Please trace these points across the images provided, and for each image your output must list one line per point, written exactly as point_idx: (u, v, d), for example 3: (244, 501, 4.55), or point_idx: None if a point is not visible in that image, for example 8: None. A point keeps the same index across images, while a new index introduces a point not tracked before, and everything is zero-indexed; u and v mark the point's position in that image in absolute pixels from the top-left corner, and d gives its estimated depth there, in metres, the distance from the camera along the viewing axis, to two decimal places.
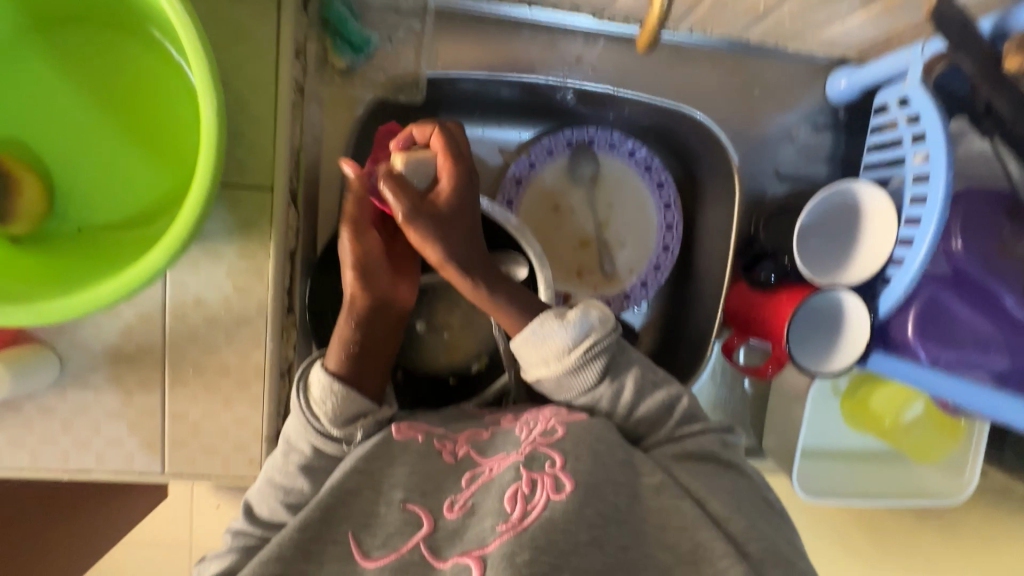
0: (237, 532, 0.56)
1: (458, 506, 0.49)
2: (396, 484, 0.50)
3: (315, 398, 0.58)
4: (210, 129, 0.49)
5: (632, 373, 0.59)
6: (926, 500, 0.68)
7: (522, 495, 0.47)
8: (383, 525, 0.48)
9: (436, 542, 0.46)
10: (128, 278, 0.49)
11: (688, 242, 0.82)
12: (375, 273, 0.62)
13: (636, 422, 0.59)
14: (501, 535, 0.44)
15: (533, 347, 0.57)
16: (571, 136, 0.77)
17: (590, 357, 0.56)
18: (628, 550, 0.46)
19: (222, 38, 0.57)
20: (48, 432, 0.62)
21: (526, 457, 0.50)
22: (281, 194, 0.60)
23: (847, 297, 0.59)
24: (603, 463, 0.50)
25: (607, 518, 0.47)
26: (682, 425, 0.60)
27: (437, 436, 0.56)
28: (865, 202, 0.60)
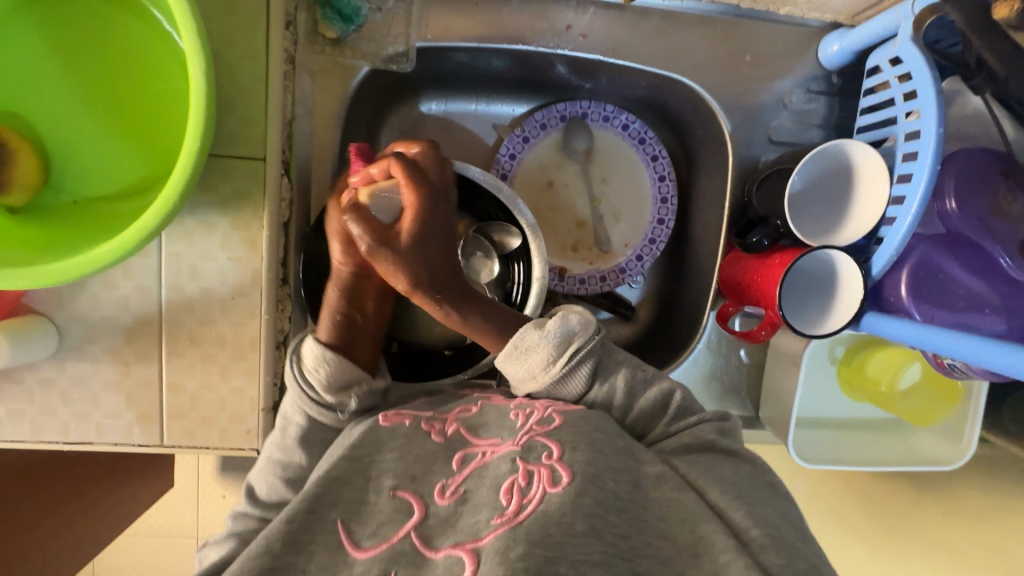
0: (238, 514, 0.60)
1: (449, 493, 0.48)
2: (386, 472, 0.50)
3: (308, 367, 0.61)
4: (200, 93, 0.49)
5: (619, 373, 0.59)
6: (923, 466, 0.68)
7: (518, 487, 0.46)
8: (375, 514, 0.47)
9: (427, 531, 0.45)
10: (120, 240, 0.49)
11: (683, 215, 0.82)
12: (362, 244, 0.65)
13: (635, 418, 0.58)
14: (496, 529, 0.43)
15: (518, 364, 0.58)
16: (564, 110, 0.77)
17: (573, 364, 0.57)
18: (629, 539, 0.43)
19: (213, 9, 0.58)
20: (48, 404, 0.63)
21: (522, 448, 0.49)
22: (274, 164, 0.61)
23: (840, 260, 0.58)
24: (602, 454, 0.49)
25: (606, 506, 0.44)
26: (678, 421, 0.58)
27: (425, 418, 0.57)
28: (857, 163, 0.60)
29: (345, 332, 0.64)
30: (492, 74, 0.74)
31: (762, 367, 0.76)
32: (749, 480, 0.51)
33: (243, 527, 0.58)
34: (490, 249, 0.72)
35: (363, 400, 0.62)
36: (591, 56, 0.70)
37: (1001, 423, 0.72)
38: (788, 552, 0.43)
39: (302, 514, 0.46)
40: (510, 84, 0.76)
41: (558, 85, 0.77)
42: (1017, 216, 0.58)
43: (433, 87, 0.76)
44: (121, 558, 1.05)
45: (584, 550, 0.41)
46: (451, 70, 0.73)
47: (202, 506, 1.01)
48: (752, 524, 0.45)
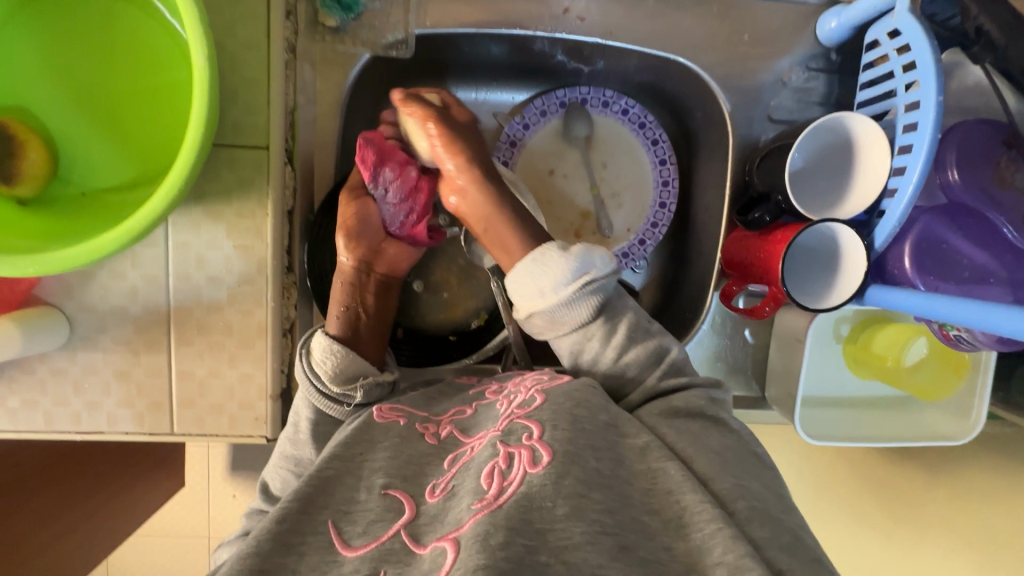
0: (253, 510, 0.61)
1: (439, 490, 0.48)
2: (376, 471, 0.51)
3: (316, 360, 0.62)
4: (202, 78, 0.50)
5: (624, 317, 0.60)
6: (933, 442, 0.68)
7: (499, 470, 0.45)
8: (364, 512, 0.47)
9: (417, 529, 0.45)
10: (127, 225, 0.50)
11: (685, 198, 0.82)
12: (366, 230, 0.67)
13: (623, 371, 0.60)
14: (475, 513, 0.42)
15: (530, 279, 0.59)
16: (563, 96, 0.78)
17: (588, 292, 0.58)
18: (616, 514, 0.43)
19: (215, 1, 0.59)
20: (61, 394, 0.64)
21: (504, 432, 0.50)
22: (277, 152, 0.62)
23: (842, 234, 0.57)
24: (583, 431, 0.49)
25: (588, 484, 0.44)
26: (668, 377, 0.59)
27: (419, 420, 0.58)
28: (858, 136, 0.60)
29: (353, 326, 0.65)
30: (491, 62, 0.75)
31: (767, 347, 0.76)
32: (737, 452, 0.51)
33: (255, 523, 0.59)
34: None
35: (369, 393, 0.62)
36: (588, 39, 0.71)
37: (1011, 396, 0.71)
38: (773, 526, 0.44)
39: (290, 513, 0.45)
40: (509, 71, 0.77)
41: (557, 71, 0.78)
42: (1020, 186, 0.59)
43: (433, 76, 0.76)
44: (133, 557, 1.05)
45: (563, 534, 0.41)
46: (451, 58, 0.74)
47: (213, 503, 1.02)
48: (737, 496, 0.45)
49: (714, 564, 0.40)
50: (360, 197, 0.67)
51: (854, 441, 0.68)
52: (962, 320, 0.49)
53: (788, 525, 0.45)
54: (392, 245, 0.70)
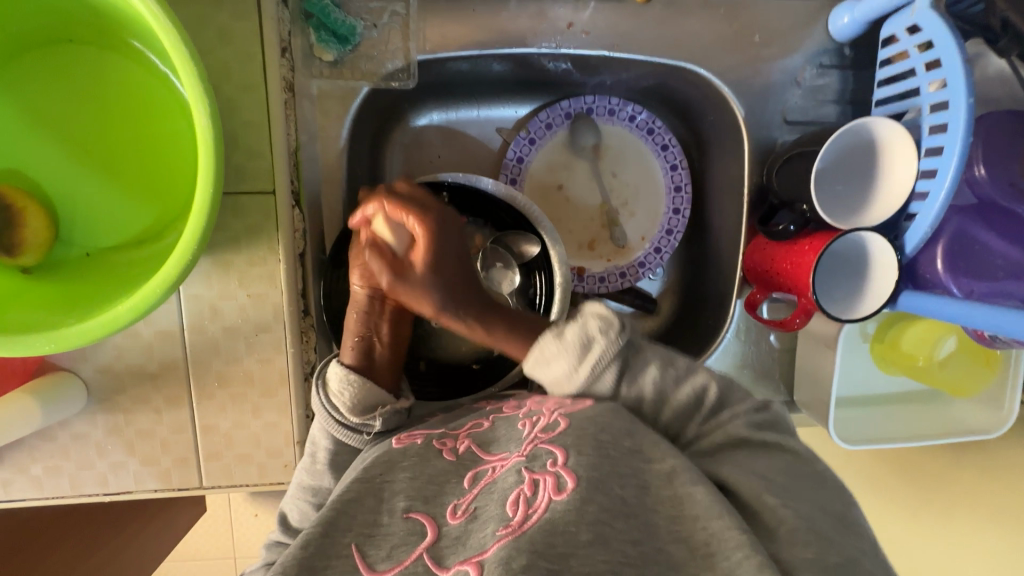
0: (273, 543, 0.59)
1: (461, 512, 0.47)
2: (398, 493, 0.50)
3: (333, 389, 0.60)
4: (209, 138, 0.46)
5: (648, 371, 0.56)
6: (962, 436, 0.68)
7: (524, 498, 0.45)
8: (388, 537, 0.46)
9: (440, 552, 0.44)
10: (144, 291, 0.48)
11: (699, 203, 0.80)
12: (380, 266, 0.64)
13: (665, 422, 0.56)
14: (500, 539, 0.42)
15: (544, 372, 0.57)
16: (568, 107, 0.76)
17: (602, 365, 0.55)
18: (639, 545, 0.42)
19: (208, 44, 0.56)
20: (85, 457, 0.63)
21: (527, 457, 0.49)
22: (284, 197, 0.60)
23: (871, 238, 0.57)
24: (608, 458, 0.47)
25: (613, 513, 0.43)
26: (713, 418, 0.56)
27: (436, 437, 0.57)
28: (882, 138, 0.58)
29: (367, 357, 0.63)
30: (494, 79, 0.73)
31: (793, 350, 0.75)
32: (789, 473, 0.49)
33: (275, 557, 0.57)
34: (510, 259, 0.70)
35: (388, 420, 0.61)
36: (594, 52, 0.68)
37: None
38: (820, 544, 0.42)
39: (315, 540, 0.46)
40: (511, 86, 0.75)
41: (561, 82, 0.76)
42: None
43: (433, 97, 0.74)
44: None
45: (586, 562, 0.40)
46: (452, 79, 0.71)
47: (238, 528, 1.02)
48: (788, 512, 0.44)
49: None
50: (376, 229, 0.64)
51: (893, 443, 0.67)
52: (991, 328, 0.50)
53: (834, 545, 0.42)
54: None
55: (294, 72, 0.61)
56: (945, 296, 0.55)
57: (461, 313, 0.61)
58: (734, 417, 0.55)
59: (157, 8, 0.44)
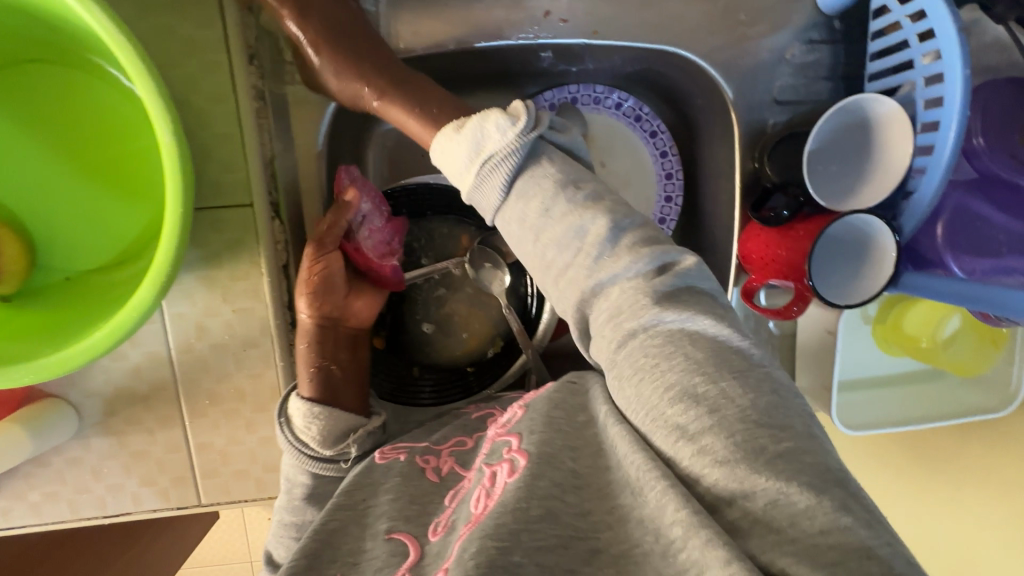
0: None
1: (440, 528, 0.48)
2: (380, 516, 0.52)
3: (298, 426, 0.58)
4: (173, 152, 0.44)
5: (543, 183, 0.50)
6: (969, 417, 0.66)
7: (485, 492, 0.46)
8: (372, 560, 0.48)
9: (422, 569, 0.45)
10: (122, 316, 0.46)
11: (691, 188, 0.78)
12: (330, 288, 0.61)
13: (548, 249, 0.49)
14: (463, 534, 0.43)
15: (442, 161, 0.52)
16: (552, 98, 0.74)
17: (493, 164, 0.50)
18: (590, 515, 0.41)
19: (172, 56, 0.54)
20: (81, 482, 0.63)
21: (490, 453, 0.50)
22: (262, 208, 0.58)
23: (873, 224, 0.55)
24: (559, 431, 0.47)
25: (564, 487, 0.43)
26: (609, 270, 0.48)
27: (419, 453, 0.58)
28: (876, 115, 0.56)
29: (329, 386, 0.60)
30: (473, 72, 0.71)
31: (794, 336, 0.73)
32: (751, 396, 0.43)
33: None
34: (498, 259, 0.67)
35: (363, 444, 0.61)
36: (574, 40, 0.66)
37: None
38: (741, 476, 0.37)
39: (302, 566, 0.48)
40: (491, 79, 0.72)
41: (542, 72, 0.73)
42: None
43: None
44: None
45: (539, 536, 0.40)
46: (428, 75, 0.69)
47: (251, 531, 1.03)
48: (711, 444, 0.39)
49: (671, 524, 0.36)
50: (326, 251, 0.61)
51: (890, 427, 0.67)
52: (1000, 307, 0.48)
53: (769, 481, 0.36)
54: (359, 295, 0.64)
55: (263, 79, 0.59)
56: (946, 276, 0.53)
57: (352, 72, 0.56)
58: (624, 274, 0.48)
59: (102, 13, 0.42)
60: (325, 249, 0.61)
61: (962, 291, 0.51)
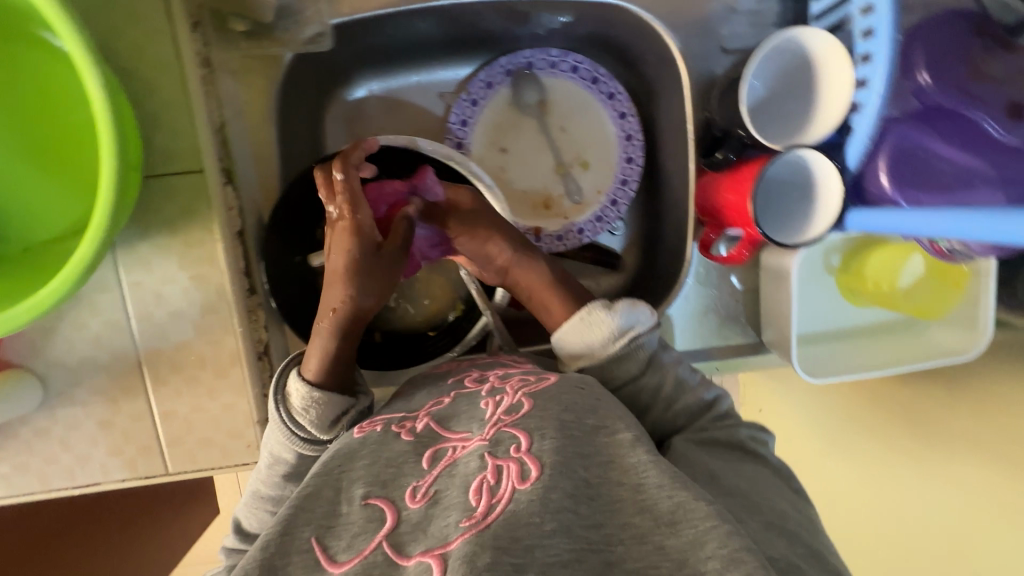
0: (230, 549, 0.59)
1: (421, 495, 0.46)
2: (357, 481, 0.49)
3: (295, 408, 0.58)
4: (104, 107, 0.44)
5: (669, 364, 0.62)
6: (934, 360, 0.64)
7: (488, 486, 0.44)
8: (347, 526, 0.45)
9: (400, 540, 0.43)
10: (64, 273, 0.47)
11: (651, 148, 0.79)
12: (370, 278, 0.60)
13: (674, 415, 0.59)
14: (464, 532, 0.41)
15: (579, 333, 0.60)
16: (507, 64, 0.75)
17: (633, 345, 0.59)
18: (602, 527, 0.43)
19: (115, 25, 0.55)
20: (49, 452, 0.64)
21: (491, 442, 0.48)
22: (213, 175, 0.59)
23: (820, 171, 0.55)
24: (573, 439, 0.48)
25: (577, 498, 0.44)
26: (718, 420, 0.59)
27: (395, 422, 0.56)
28: (812, 51, 0.57)
29: (330, 372, 0.60)
30: (426, 40, 0.72)
31: (756, 290, 0.73)
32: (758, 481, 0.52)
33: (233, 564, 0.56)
34: None
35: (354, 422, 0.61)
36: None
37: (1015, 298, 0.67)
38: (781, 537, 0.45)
39: (274, 540, 0.44)
40: (445, 46, 0.74)
41: (496, 37, 0.74)
42: (998, 77, 0.53)
43: (369, 65, 0.73)
44: None
45: (551, 551, 0.40)
46: (380, 43, 0.70)
47: None
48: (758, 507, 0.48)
49: (705, 559, 0.40)
50: (366, 240, 0.60)
51: (853, 374, 0.65)
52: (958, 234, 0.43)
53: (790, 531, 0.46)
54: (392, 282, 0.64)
55: (209, 47, 0.61)
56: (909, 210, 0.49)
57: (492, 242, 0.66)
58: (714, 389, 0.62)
59: None
60: (359, 237, 0.60)
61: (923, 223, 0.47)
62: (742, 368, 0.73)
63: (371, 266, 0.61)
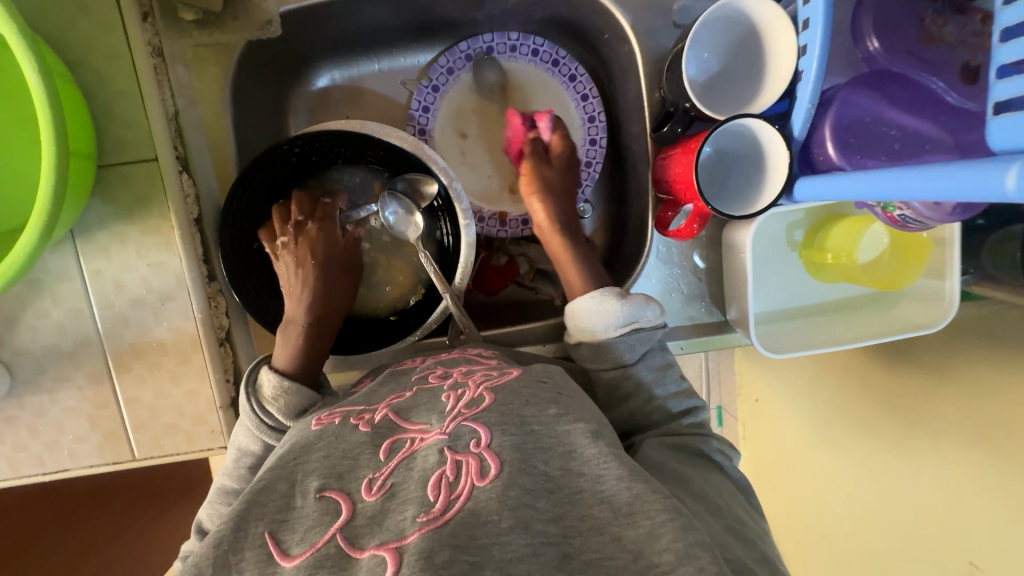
0: (187, 551, 0.55)
1: (377, 488, 0.44)
2: (312, 473, 0.47)
3: (266, 396, 0.59)
4: (40, 91, 0.45)
5: (662, 360, 0.61)
6: (898, 334, 0.63)
7: (446, 481, 0.42)
8: (301, 519, 0.43)
9: (355, 533, 0.40)
10: (9, 259, 0.48)
11: (614, 130, 0.78)
12: (327, 283, 0.67)
13: (653, 408, 0.60)
14: (421, 527, 0.39)
15: (591, 314, 0.60)
16: (467, 49, 0.74)
17: (633, 338, 0.59)
18: (562, 521, 0.41)
19: (66, 17, 0.56)
20: (18, 439, 0.65)
21: (450, 436, 0.46)
22: (167, 162, 0.60)
23: (772, 145, 0.55)
24: (531, 434, 0.47)
25: (535, 493, 0.42)
26: (692, 425, 0.59)
27: (355, 414, 0.54)
28: (758, 19, 0.57)
29: (302, 362, 0.62)
30: (382, 28, 0.72)
31: (721, 269, 0.72)
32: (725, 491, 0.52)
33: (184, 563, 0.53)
34: (413, 204, 0.71)
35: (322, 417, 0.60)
36: None
37: (984, 271, 0.66)
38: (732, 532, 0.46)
39: (225, 537, 0.42)
40: (402, 32, 0.74)
41: (453, 22, 0.74)
42: (951, 41, 0.51)
43: (328, 55, 0.74)
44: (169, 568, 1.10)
45: (509, 548, 0.38)
46: (336, 30, 0.71)
47: None
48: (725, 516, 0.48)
49: (660, 552, 0.39)
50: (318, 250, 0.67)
51: (814, 348, 0.64)
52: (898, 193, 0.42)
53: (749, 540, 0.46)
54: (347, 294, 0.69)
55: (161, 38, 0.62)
56: (856, 173, 0.48)
57: (547, 194, 0.70)
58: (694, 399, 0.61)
59: None
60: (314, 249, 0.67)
61: (864, 183, 0.46)
62: (708, 347, 0.73)
63: (330, 264, 0.68)
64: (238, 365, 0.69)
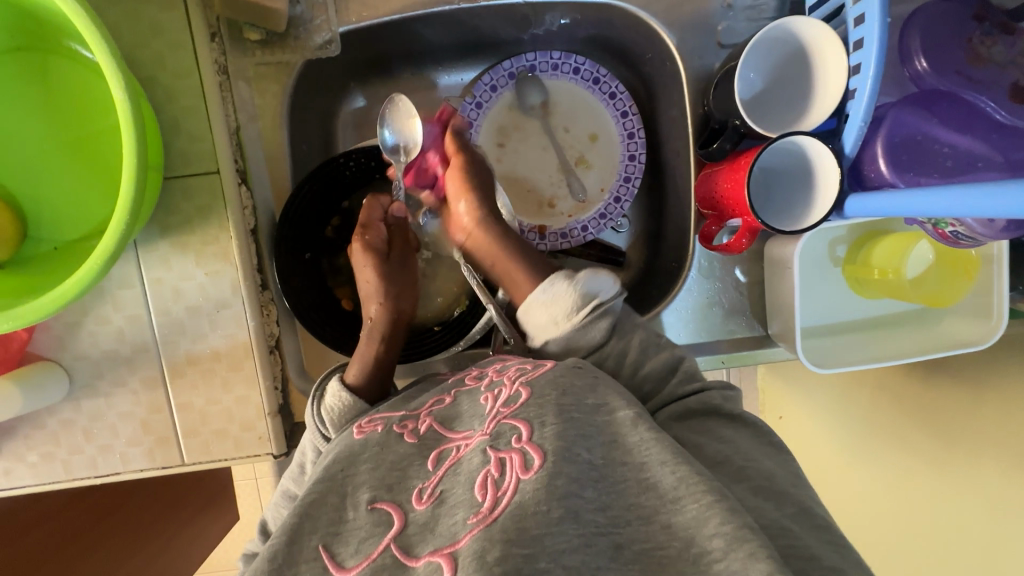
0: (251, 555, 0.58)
1: (427, 496, 0.44)
2: (362, 485, 0.47)
3: (326, 405, 0.61)
4: (127, 112, 0.48)
5: (633, 336, 0.59)
6: (945, 351, 0.63)
7: (492, 480, 0.42)
8: (355, 531, 0.44)
9: (408, 540, 0.42)
10: (87, 265, 0.50)
11: (653, 144, 0.80)
12: (394, 291, 0.69)
13: (642, 379, 0.58)
14: (472, 529, 0.39)
15: (544, 306, 0.59)
16: (510, 67, 0.76)
17: (597, 315, 0.58)
18: (608, 510, 0.41)
19: (139, 36, 0.59)
20: (74, 443, 0.67)
21: (492, 435, 0.46)
22: (228, 176, 0.62)
23: (816, 151, 0.56)
24: (572, 421, 0.46)
25: (581, 483, 0.41)
26: (685, 383, 0.57)
27: (397, 422, 0.54)
28: (807, 40, 0.59)
29: (371, 374, 0.63)
30: (432, 47, 0.75)
31: (762, 283, 0.73)
32: None
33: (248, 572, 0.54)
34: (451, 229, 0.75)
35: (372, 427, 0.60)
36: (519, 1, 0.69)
37: None
38: (775, 498, 0.44)
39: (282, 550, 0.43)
40: (450, 51, 0.77)
41: (500, 41, 0.77)
42: (1000, 61, 0.52)
43: (379, 74, 0.77)
44: None
45: (561, 537, 0.38)
46: (388, 50, 0.74)
47: None
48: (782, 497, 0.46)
49: (710, 537, 0.37)
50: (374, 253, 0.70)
51: (863, 364, 0.65)
52: (930, 211, 0.45)
53: (820, 510, 0.45)
54: (407, 294, 0.70)
55: (225, 56, 0.64)
56: (892, 192, 0.50)
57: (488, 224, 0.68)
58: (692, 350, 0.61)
59: None
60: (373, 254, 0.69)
61: (899, 203, 0.48)
62: (749, 361, 0.73)
63: (393, 273, 0.70)
64: (284, 372, 0.71)
